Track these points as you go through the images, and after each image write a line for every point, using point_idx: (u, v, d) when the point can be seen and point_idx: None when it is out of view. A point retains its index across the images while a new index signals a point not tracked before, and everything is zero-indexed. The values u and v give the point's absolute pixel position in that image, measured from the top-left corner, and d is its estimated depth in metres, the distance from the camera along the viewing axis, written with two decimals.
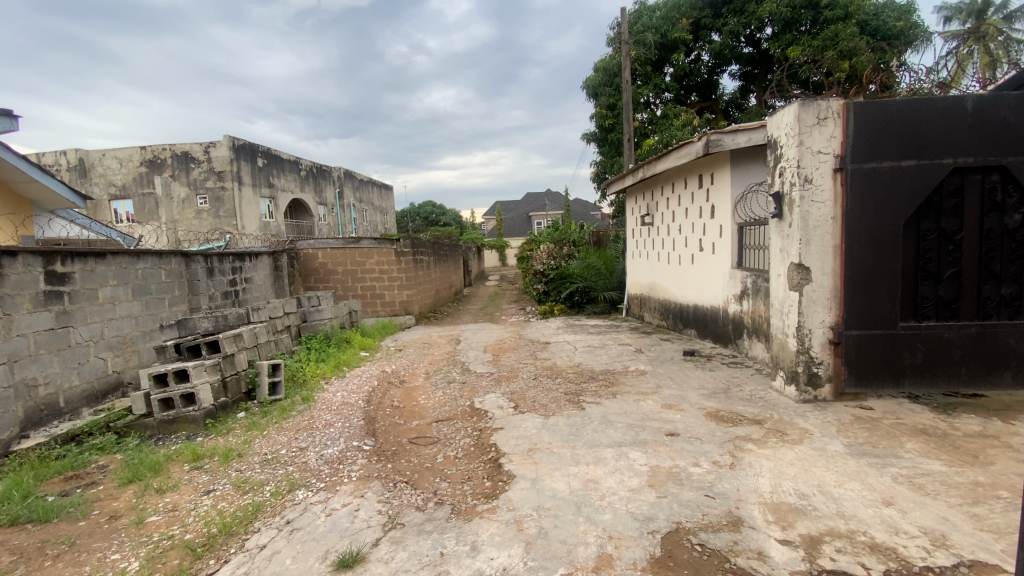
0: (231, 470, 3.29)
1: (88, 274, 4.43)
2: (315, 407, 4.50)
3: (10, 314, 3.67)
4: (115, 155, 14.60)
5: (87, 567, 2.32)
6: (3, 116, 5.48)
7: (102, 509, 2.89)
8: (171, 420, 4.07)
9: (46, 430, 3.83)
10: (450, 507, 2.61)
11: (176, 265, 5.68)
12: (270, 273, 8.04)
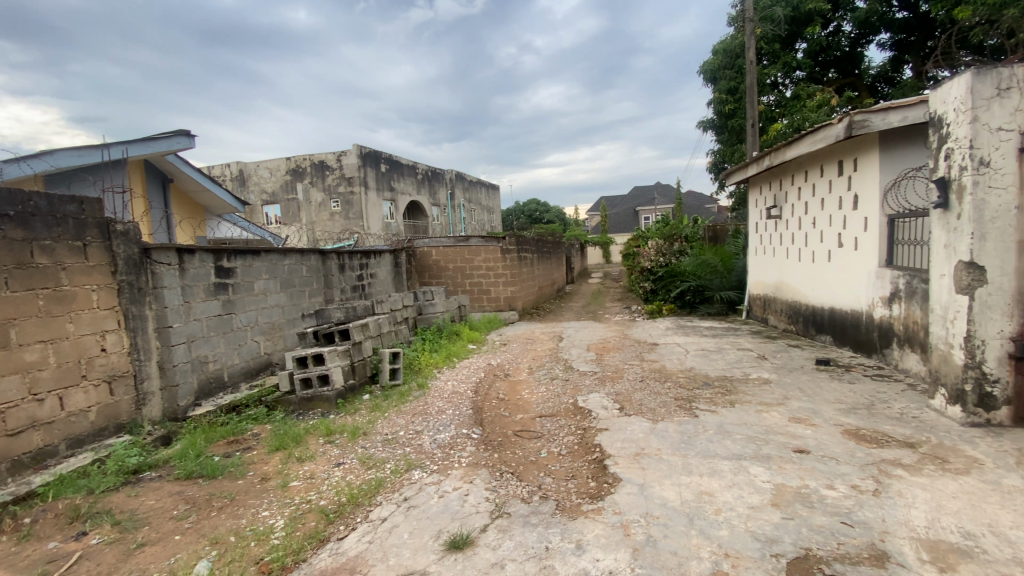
0: (357, 446, 3.63)
1: (246, 268, 5.17)
2: (428, 394, 4.81)
3: (189, 301, 4.41)
4: (267, 167, 16.86)
5: (245, 519, 2.72)
6: (183, 135, 6.65)
7: (255, 471, 3.35)
8: (309, 398, 4.61)
9: (214, 399, 4.55)
10: (555, 503, 2.61)
11: (315, 262, 6.40)
12: (391, 269, 8.70)
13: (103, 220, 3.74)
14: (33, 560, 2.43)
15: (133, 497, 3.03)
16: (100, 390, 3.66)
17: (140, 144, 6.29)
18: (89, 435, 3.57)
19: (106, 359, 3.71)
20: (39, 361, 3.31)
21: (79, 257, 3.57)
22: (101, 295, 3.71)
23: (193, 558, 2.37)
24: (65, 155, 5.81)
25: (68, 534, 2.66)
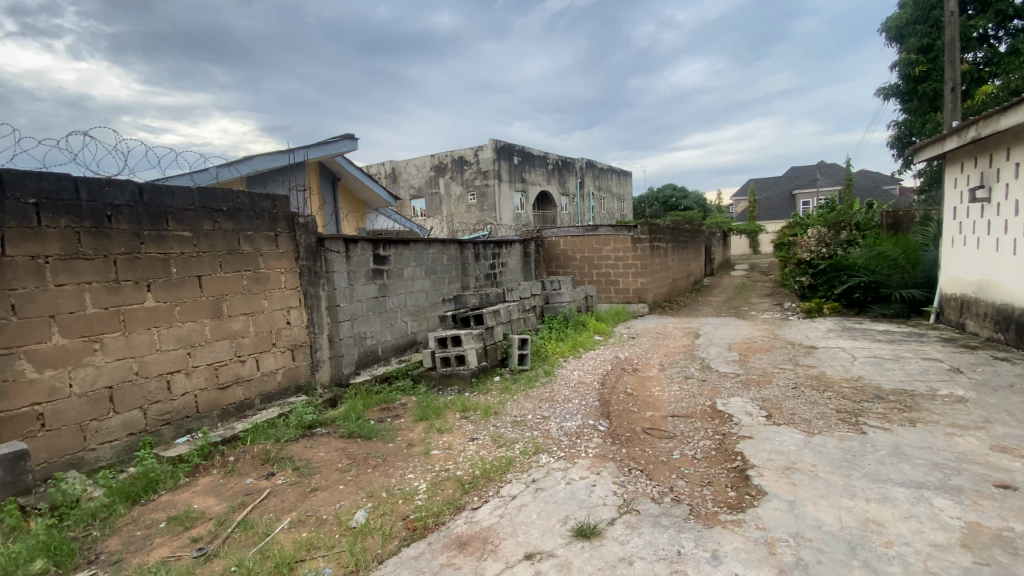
0: (489, 425, 3.85)
1: (398, 256, 5.75)
2: (555, 381, 4.90)
3: (353, 284, 5.04)
4: (414, 164, 18.50)
5: (394, 479, 3.06)
6: (348, 139, 7.59)
7: (402, 437, 3.74)
8: (448, 375, 4.99)
9: (370, 370, 5.18)
10: (688, 508, 2.49)
11: (454, 251, 6.87)
12: (521, 258, 8.96)
13: (289, 214, 4.44)
14: (237, 490, 3.03)
15: (308, 449, 3.60)
16: (284, 356, 4.41)
17: (316, 148, 7.33)
18: (276, 392, 4.34)
19: (289, 331, 4.45)
20: (242, 330, 4.08)
21: (271, 245, 4.30)
22: (286, 277, 4.43)
23: (352, 507, 2.73)
24: (263, 160, 7.03)
25: (261, 472, 3.27)
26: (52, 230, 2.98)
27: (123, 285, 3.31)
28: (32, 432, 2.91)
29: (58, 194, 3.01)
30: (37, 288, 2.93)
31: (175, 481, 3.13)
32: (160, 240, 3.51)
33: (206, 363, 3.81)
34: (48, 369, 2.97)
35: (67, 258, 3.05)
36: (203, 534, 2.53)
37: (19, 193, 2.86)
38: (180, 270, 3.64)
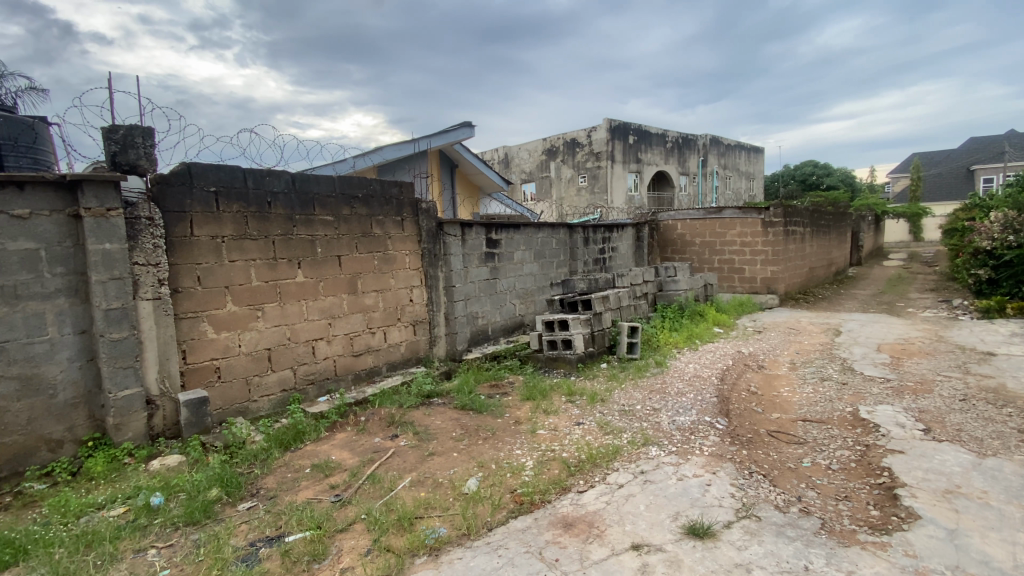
0: (596, 411, 3.82)
1: (510, 240, 5.89)
2: (667, 373, 4.70)
3: (467, 267, 5.28)
4: (527, 149, 18.71)
5: (503, 453, 3.18)
6: (465, 126, 7.91)
7: (510, 414, 3.87)
8: (554, 358, 5.04)
9: (481, 348, 5.42)
10: (818, 521, 2.25)
11: (564, 235, 6.86)
12: (633, 243, 8.65)
13: (414, 200, 4.75)
14: (367, 447, 3.38)
15: (426, 416, 3.88)
16: (407, 330, 4.79)
17: (437, 137, 7.74)
18: (399, 362, 4.74)
19: (411, 307, 4.82)
20: (373, 305, 4.49)
21: (398, 229, 4.66)
22: (410, 258, 4.78)
23: (465, 474, 2.90)
24: (391, 150, 7.61)
25: (386, 433, 3.61)
26: (227, 214, 3.53)
27: (279, 262, 3.83)
28: (212, 381, 3.52)
29: (231, 184, 3.54)
30: (216, 263, 3.50)
31: (317, 433, 3.58)
32: (308, 223, 3.98)
33: (343, 333, 4.28)
34: (224, 330, 3.56)
35: (238, 238, 3.60)
36: (339, 482, 2.87)
37: (204, 184, 3.42)
38: (323, 250, 4.10)
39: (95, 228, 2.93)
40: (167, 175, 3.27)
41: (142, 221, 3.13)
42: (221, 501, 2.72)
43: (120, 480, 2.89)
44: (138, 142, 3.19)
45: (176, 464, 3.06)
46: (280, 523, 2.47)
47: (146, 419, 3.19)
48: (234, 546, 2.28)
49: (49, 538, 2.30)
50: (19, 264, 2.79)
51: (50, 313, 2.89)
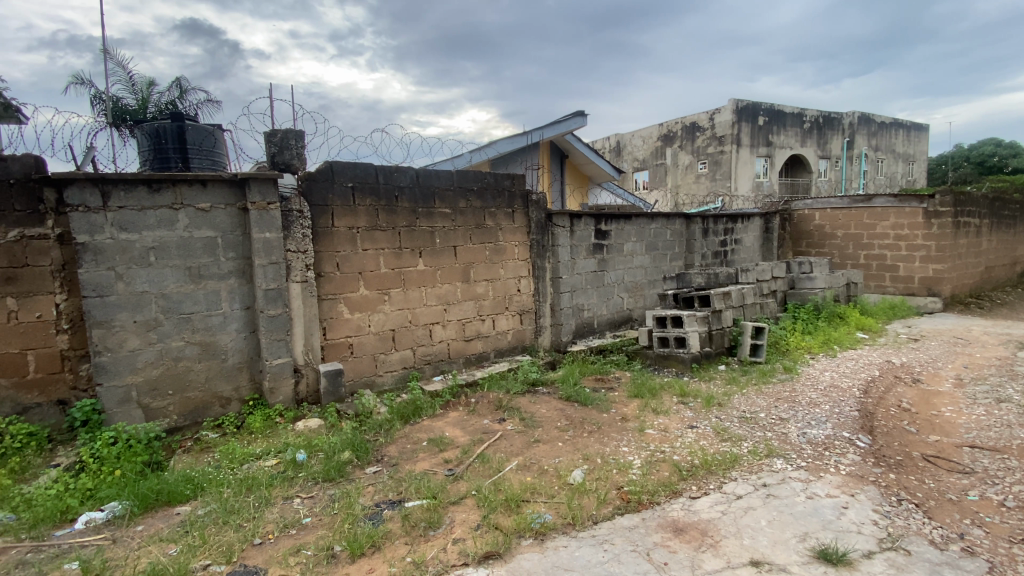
0: (712, 415, 3.60)
1: (620, 231, 5.73)
2: (797, 380, 4.26)
3: (576, 258, 5.25)
4: (641, 135, 18.00)
5: (610, 448, 3.14)
6: (578, 115, 7.85)
7: (617, 409, 3.81)
8: (666, 356, 4.84)
9: (587, 341, 5.38)
10: (987, 566, 1.92)
11: (680, 226, 6.50)
12: (759, 235, 7.92)
13: (525, 192, 4.83)
14: (477, 427, 3.55)
15: (533, 404, 3.96)
16: (514, 319, 4.92)
17: (549, 128, 7.77)
18: (506, 349, 4.88)
19: (519, 297, 4.93)
20: (484, 293, 4.67)
21: (509, 221, 4.78)
22: (519, 249, 4.88)
23: (570, 464, 2.92)
24: (504, 143, 7.81)
25: (494, 416, 3.75)
26: (361, 207, 3.89)
27: (404, 251, 4.14)
28: (345, 357, 3.94)
29: (365, 180, 3.89)
30: (350, 252, 3.88)
31: (433, 410, 3.84)
32: (429, 215, 4.25)
33: (456, 319, 4.52)
34: (356, 312, 3.96)
35: (369, 229, 3.96)
36: (452, 458, 3.06)
37: (343, 179, 3.80)
38: (442, 240, 4.35)
39: (258, 219, 3.41)
40: (314, 172, 3.69)
41: (294, 213, 3.58)
42: (352, 463, 3.04)
43: (272, 436, 3.37)
44: (292, 144, 3.65)
45: (315, 427, 3.48)
46: (401, 489, 2.70)
47: (292, 385, 3.66)
48: (362, 505, 2.54)
49: (219, 479, 2.76)
50: (202, 249, 3.34)
51: (223, 291, 3.43)
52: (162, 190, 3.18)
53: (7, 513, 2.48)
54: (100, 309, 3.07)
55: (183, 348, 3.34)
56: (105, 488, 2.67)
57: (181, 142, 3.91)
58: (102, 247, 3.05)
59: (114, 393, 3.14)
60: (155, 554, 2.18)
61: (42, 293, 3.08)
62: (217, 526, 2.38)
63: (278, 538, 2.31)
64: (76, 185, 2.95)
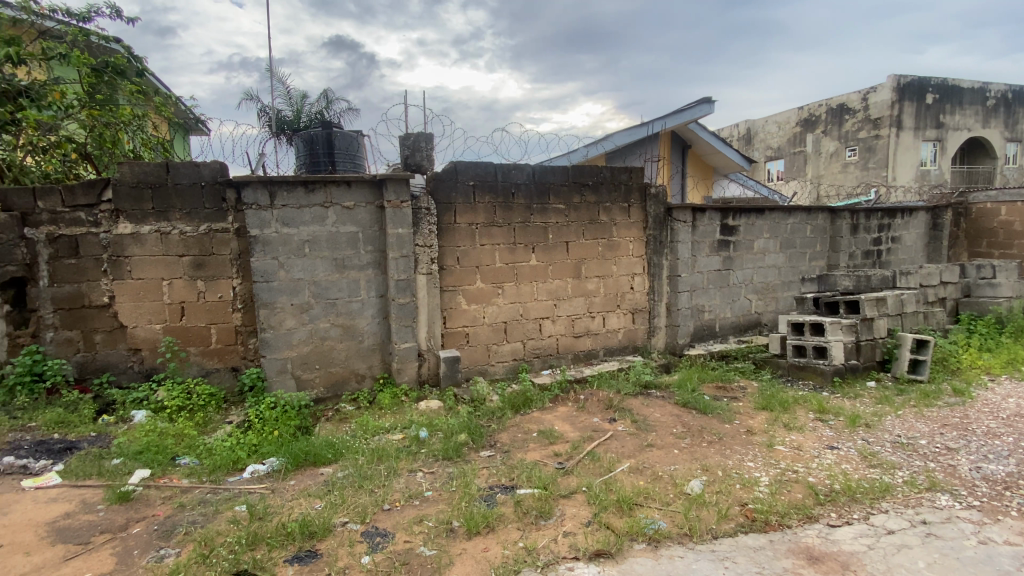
0: (857, 437, 3.19)
1: (749, 227, 5.28)
2: (971, 406, 3.60)
3: (697, 255, 4.96)
4: (777, 120, 16.32)
5: (732, 461, 2.93)
6: (704, 102, 7.40)
7: (741, 421, 3.54)
8: (801, 366, 4.38)
9: (705, 345, 5.07)
10: None
11: (822, 221, 5.81)
12: (923, 232, 6.78)
13: (643, 185, 4.67)
14: (587, 424, 3.53)
15: (646, 407, 3.83)
16: (626, 318, 4.79)
17: (671, 117, 7.41)
18: (617, 348, 4.78)
19: (633, 295, 4.79)
20: (595, 290, 4.62)
21: (625, 216, 4.65)
22: (634, 245, 4.73)
23: (688, 473, 2.78)
24: (621, 135, 7.63)
25: (605, 415, 3.70)
26: (481, 204, 4.07)
27: (518, 247, 4.25)
28: (462, 345, 4.16)
29: (485, 178, 4.06)
30: (469, 246, 4.08)
31: (542, 403, 3.90)
32: (544, 211, 4.30)
33: (567, 315, 4.53)
34: (473, 303, 4.16)
35: (487, 225, 4.12)
36: (563, 451, 3.08)
37: (465, 178, 4.00)
38: (555, 236, 4.38)
39: (392, 216, 3.73)
40: (440, 173, 3.93)
41: (422, 210, 3.85)
42: (468, 445, 3.20)
43: (399, 413, 3.68)
44: (423, 146, 3.93)
45: (435, 408, 3.74)
46: (513, 476, 2.79)
47: (416, 367, 3.97)
48: (478, 486, 2.68)
49: (355, 448, 3.09)
50: (346, 242, 3.74)
51: (362, 280, 3.82)
52: (316, 190, 3.62)
53: (195, 457, 3.01)
54: (266, 292, 3.59)
55: (328, 329, 3.77)
56: (266, 445, 3.12)
57: (330, 147, 4.42)
58: (269, 240, 3.56)
59: (274, 364, 3.66)
60: (305, 506, 2.51)
61: (223, 277, 3.69)
62: (353, 489, 2.67)
63: (404, 507, 2.53)
64: (250, 187, 3.47)
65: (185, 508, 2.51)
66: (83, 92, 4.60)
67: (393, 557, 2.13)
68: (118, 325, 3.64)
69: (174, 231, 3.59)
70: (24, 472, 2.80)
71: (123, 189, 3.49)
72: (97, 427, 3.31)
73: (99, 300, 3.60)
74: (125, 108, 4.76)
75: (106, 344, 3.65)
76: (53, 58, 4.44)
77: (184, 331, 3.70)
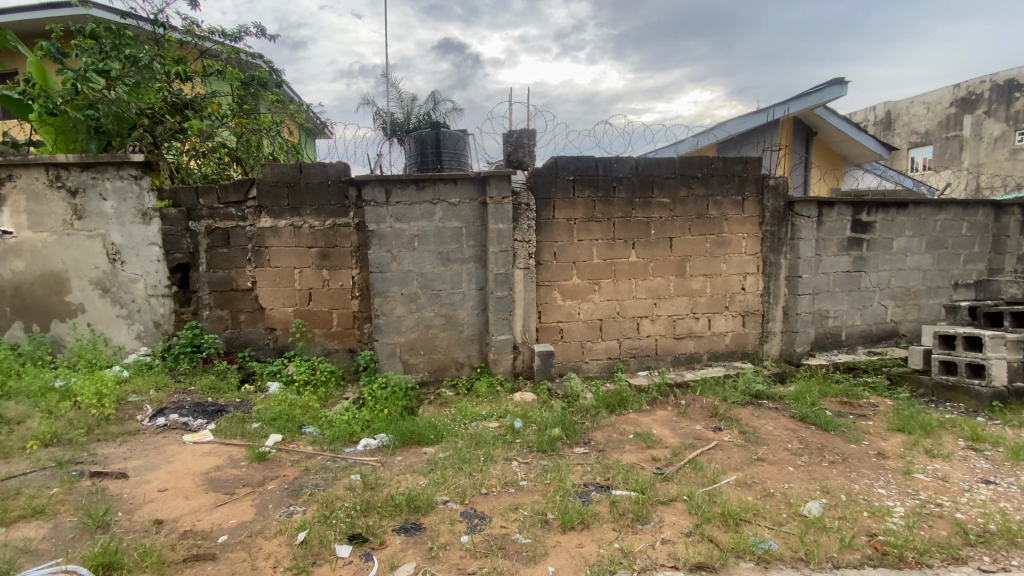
0: (1021, 472, 2.70)
1: (887, 224, 4.66)
2: None
3: (820, 255, 4.48)
4: (924, 100, 13.98)
5: (858, 485, 2.63)
6: (835, 85, 6.66)
7: (870, 442, 3.15)
8: (949, 386, 3.81)
9: (828, 355, 4.58)
10: None
11: (983, 218, 4.96)
12: None
13: (760, 177, 4.29)
14: (688, 431, 3.36)
15: (756, 418, 3.56)
16: (735, 320, 4.47)
17: (795, 101, 6.75)
18: (723, 353, 4.49)
19: (743, 296, 4.45)
20: (701, 289, 4.36)
21: (738, 210, 4.32)
22: (747, 242, 4.38)
23: (805, 493, 2.54)
24: (735, 123, 7.12)
25: (709, 423, 3.50)
26: (580, 199, 4.03)
27: (617, 242, 4.15)
28: (557, 340, 4.18)
29: (586, 172, 4.01)
30: (567, 242, 4.07)
31: (640, 405, 3.79)
32: (647, 205, 4.14)
33: (667, 315, 4.34)
34: (569, 299, 4.15)
35: (586, 220, 4.07)
36: (662, 457, 2.97)
37: (566, 173, 3.98)
38: (657, 232, 4.20)
39: (494, 212, 3.82)
40: (541, 168, 3.96)
41: (523, 206, 3.91)
42: (562, 440, 3.21)
43: (495, 402, 3.79)
44: (525, 142, 4.00)
45: (529, 400, 3.79)
46: (609, 475, 2.74)
47: (512, 359, 4.06)
48: (572, 482, 2.67)
49: (455, 432, 3.25)
50: (450, 237, 3.92)
51: (463, 273, 3.98)
52: (425, 188, 3.83)
53: (317, 427, 3.36)
54: (380, 282, 3.88)
55: (432, 318, 3.99)
56: (377, 421, 3.39)
57: (438, 146, 4.64)
58: (384, 234, 3.84)
59: (384, 349, 3.96)
60: (410, 482, 2.69)
61: (344, 267, 4.06)
62: (454, 470, 2.80)
63: (500, 493, 2.61)
64: (369, 185, 3.77)
65: (310, 471, 2.81)
66: (234, 103, 5.27)
67: (490, 540, 2.20)
68: (258, 307, 4.17)
69: (304, 225, 4.01)
70: (185, 428, 3.31)
71: (265, 188, 3.97)
72: (240, 393, 3.82)
73: (244, 284, 4.14)
74: (266, 116, 5.46)
75: (249, 323, 4.19)
76: (210, 74, 5.11)
77: (311, 314, 4.12)
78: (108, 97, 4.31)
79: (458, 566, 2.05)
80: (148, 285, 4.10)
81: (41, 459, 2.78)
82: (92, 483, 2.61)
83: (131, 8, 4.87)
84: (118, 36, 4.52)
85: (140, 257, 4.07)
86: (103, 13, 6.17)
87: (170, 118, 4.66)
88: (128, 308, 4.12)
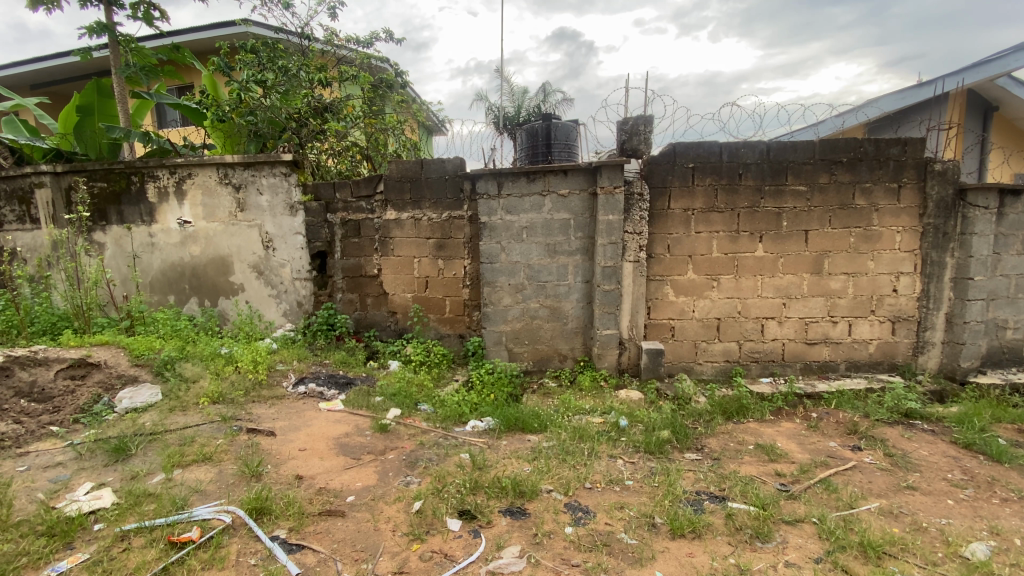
0: None
1: None
2: None
3: (999, 254, 3.77)
4: None
5: None
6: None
7: None
8: None
9: (1002, 373, 3.88)
10: None
11: None
12: None
13: (923, 160, 3.67)
14: (820, 448, 3.02)
15: (906, 440, 3.10)
16: (883, 327, 3.91)
17: (971, 70, 5.67)
18: (865, 363, 3.96)
19: (893, 300, 3.87)
20: (841, 290, 3.88)
21: (891, 200, 3.75)
22: (902, 237, 3.79)
23: (968, 532, 2.16)
24: (889, 99, 6.17)
25: (846, 441, 3.12)
26: (700, 187, 3.79)
27: (741, 235, 3.84)
28: (667, 338, 4.01)
29: (707, 159, 3.75)
30: (683, 234, 3.86)
31: (761, 414, 3.50)
32: (778, 194, 3.77)
33: (799, 317, 3.93)
34: (682, 295, 3.94)
35: (705, 211, 3.82)
36: (786, 472, 2.71)
37: (684, 160, 3.76)
38: (790, 223, 3.81)
39: (605, 203, 3.72)
40: (657, 156, 3.78)
41: (635, 195, 3.77)
42: (671, 443, 3.07)
43: (600, 397, 3.74)
44: (641, 130, 3.78)
45: (636, 398, 3.68)
46: (724, 486, 2.57)
47: (617, 355, 3.95)
48: (683, 488, 2.55)
49: (559, 423, 3.27)
50: (559, 228, 3.92)
51: (570, 265, 3.96)
52: (536, 179, 3.86)
53: (431, 405, 3.58)
54: (490, 272, 4.01)
55: (537, 309, 4.03)
56: (484, 405, 3.54)
57: (549, 138, 4.65)
58: (495, 226, 3.96)
59: (492, 336, 4.10)
60: (516, 467, 2.76)
61: (458, 258, 4.25)
62: (558, 460, 2.82)
63: (605, 489, 2.57)
64: (483, 178, 3.90)
65: (425, 446, 3.01)
66: (365, 104, 5.69)
67: (594, 535, 2.19)
68: (383, 292, 4.55)
69: (424, 218, 4.27)
70: (321, 397, 3.74)
71: (391, 182, 4.29)
72: (366, 369, 4.22)
73: (372, 271, 4.53)
74: (391, 116, 5.87)
75: (374, 306, 4.60)
76: (346, 79, 5.61)
77: (428, 300, 4.40)
78: (264, 103, 4.95)
79: (562, 556, 2.06)
80: (293, 270, 4.67)
81: (209, 414, 3.31)
82: (248, 438, 3.05)
83: (282, 23, 5.52)
84: (273, 49, 5.17)
85: (287, 244, 4.64)
86: (261, 30, 7.09)
87: (312, 121, 5.24)
88: (277, 289, 4.74)
